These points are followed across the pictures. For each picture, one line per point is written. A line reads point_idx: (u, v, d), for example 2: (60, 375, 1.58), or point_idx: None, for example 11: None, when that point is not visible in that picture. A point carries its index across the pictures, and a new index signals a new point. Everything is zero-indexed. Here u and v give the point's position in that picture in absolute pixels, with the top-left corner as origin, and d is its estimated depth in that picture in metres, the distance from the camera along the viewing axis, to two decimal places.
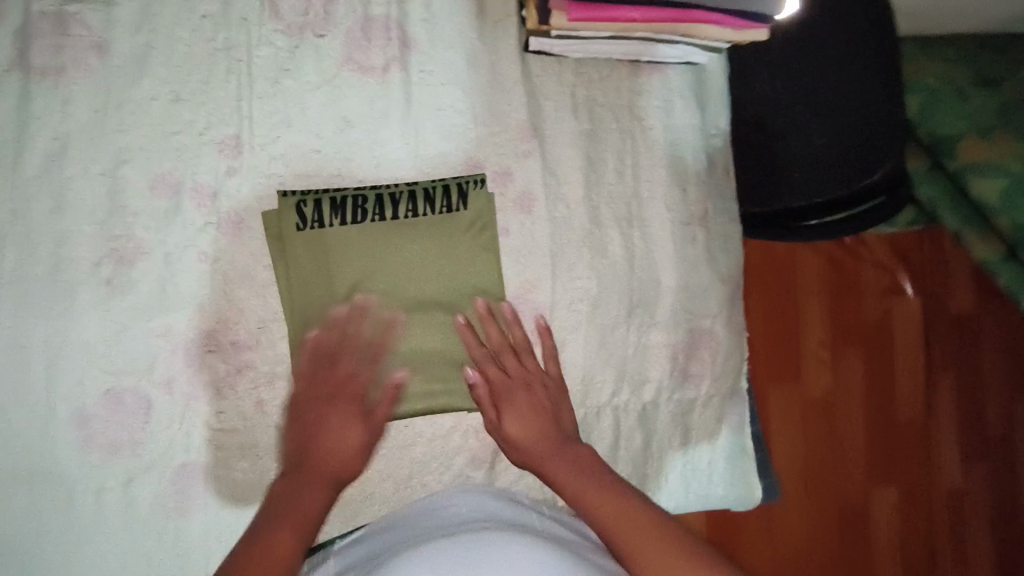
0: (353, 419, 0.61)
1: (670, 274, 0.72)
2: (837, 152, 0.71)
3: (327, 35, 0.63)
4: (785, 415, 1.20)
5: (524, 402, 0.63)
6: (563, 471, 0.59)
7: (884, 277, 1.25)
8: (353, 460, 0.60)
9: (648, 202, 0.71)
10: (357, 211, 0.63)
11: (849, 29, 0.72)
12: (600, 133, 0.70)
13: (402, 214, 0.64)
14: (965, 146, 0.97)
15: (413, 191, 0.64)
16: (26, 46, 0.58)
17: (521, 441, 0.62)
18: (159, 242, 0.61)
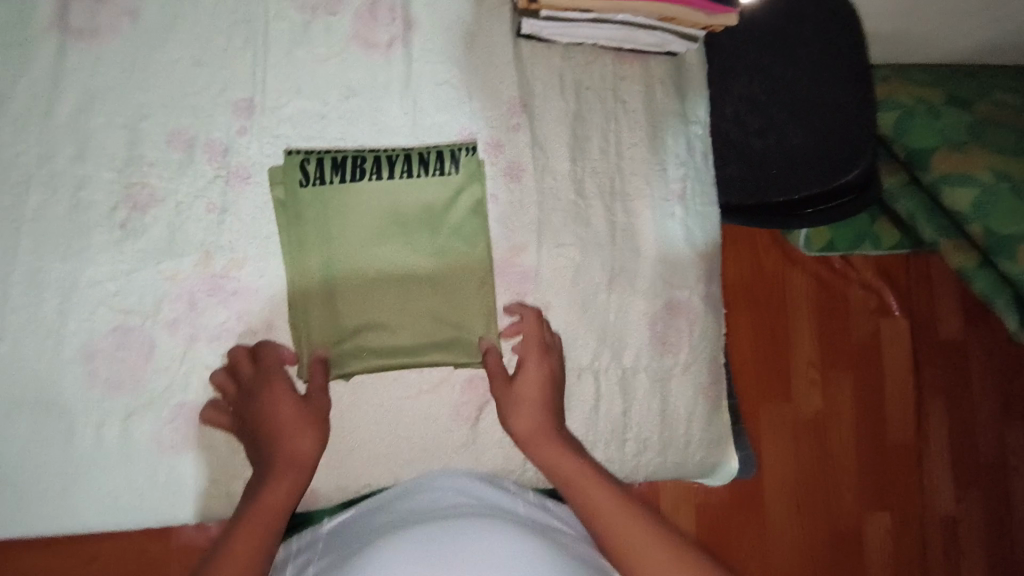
0: (288, 406, 0.61)
1: (649, 247, 0.76)
2: (812, 150, 0.73)
3: (338, 13, 0.70)
4: (774, 433, 1.23)
5: (534, 374, 0.67)
6: (572, 471, 0.61)
7: (872, 298, 1.29)
8: (303, 444, 0.60)
9: (629, 178, 0.76)
10: (356, 170, 0.67)
11: (824, 38, 0.74)
12: (585, 113, 0.76)
13: (398, 175, 0.68)
14: (936, 157, 0.97)
15: (409, 155, 0.69)
16: (65, 10, 0.64)
17: (529, 436, 0.64)
18: (172, 191, 0.65)
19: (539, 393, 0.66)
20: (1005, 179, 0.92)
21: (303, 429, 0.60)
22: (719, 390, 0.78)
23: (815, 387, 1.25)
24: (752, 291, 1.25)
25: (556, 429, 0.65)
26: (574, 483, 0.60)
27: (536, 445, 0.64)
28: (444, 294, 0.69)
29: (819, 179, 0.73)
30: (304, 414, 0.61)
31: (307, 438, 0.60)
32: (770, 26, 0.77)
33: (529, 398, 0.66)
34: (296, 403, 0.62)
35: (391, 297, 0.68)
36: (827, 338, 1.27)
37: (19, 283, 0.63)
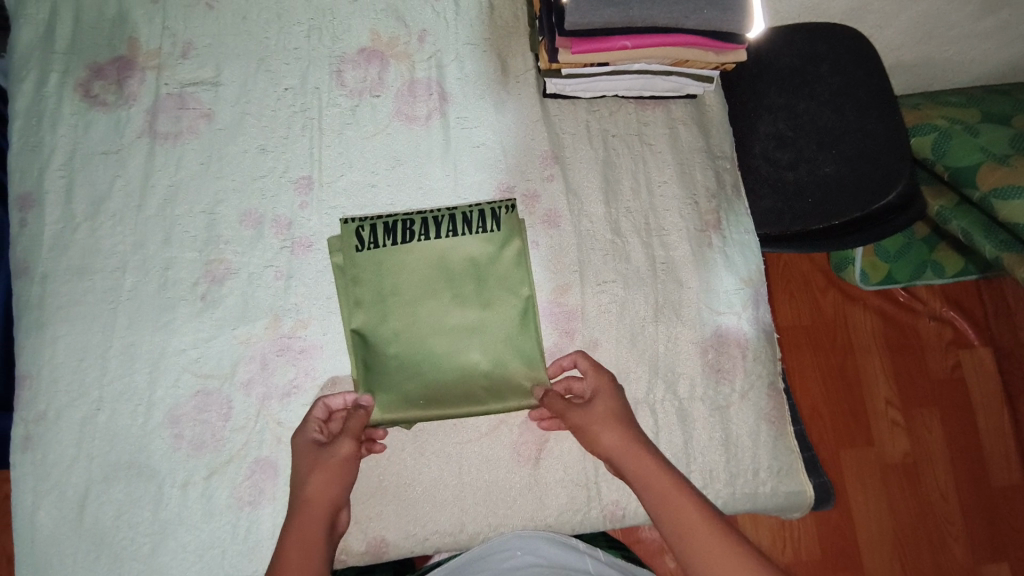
0: (308, 457, 0.64)
1: (691, 277, 0.78)
2: (844, 175, 0.75)
3: (381, 95, 0.78)
4: (862, 482, 1.16)
5: (608, 400, 0.67)
6: (664, 485, 0.59)
7: (945, 329, 1.24)
8: (318, 485, 0.62)
9: (663, 214, 0.79)
10: (406, 233, 0.73)
11: (842, 74, 0.79)
12: (614, 159, 0.80)
13: (444, 234, 0.73)
14: (982, 172, 0.95)
15: (453, 215, 0.74)
16: (153, 119, 0.74)
17: (610, 448, 0.63)
18: (245, 263, 0.72)
19: (615, 413, 0.66)
20: None
21: (318, 472, 0.63)
22: (782, 414, 0.76)
23: (899, 429, 1.19)
24: (813, 332, 1.22)
25: (644, 444, 0.63)
26: (663, 495, 0.59)
27: (627, 460, 0.62)
28: (494, 346, 0.72)
29: (856, 204, 0.73)
30: (321, 458, 0.64)
31: (322, 479, 0.63)
32: (786, 70, 0.82)
33: (609, 416, 0.65)
34: (314, 452, 0.64)
35: (445, 352, 0.71)
36: (902, 374, 1.21)
37: (114, 355, 0.69)
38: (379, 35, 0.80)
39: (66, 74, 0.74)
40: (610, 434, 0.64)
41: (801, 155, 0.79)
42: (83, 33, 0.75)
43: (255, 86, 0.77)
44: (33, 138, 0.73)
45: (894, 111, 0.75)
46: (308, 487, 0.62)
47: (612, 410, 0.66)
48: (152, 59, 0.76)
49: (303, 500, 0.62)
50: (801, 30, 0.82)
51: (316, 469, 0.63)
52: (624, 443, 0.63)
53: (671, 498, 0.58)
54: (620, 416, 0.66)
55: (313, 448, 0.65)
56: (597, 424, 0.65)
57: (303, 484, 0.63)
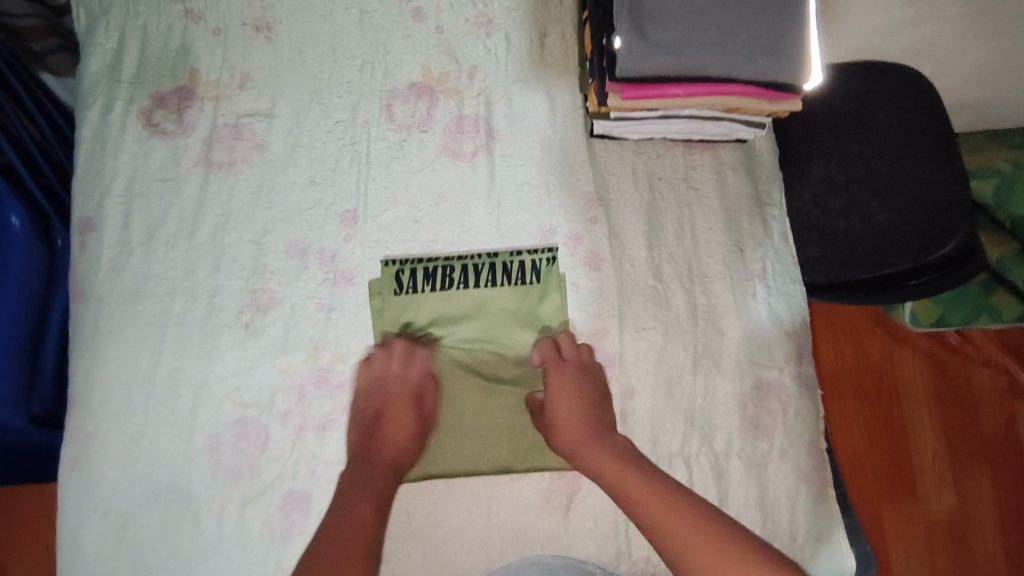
0: (407, 420, 0.69)
1: (733, 327, 0.76)
2: (902, 226, 0.74)
3: (429, 130, 0.79)
4: (905, 536, 1.12)
5: (570, 382, 0.70)
6: (623, 475, 0.64)
7: (999, 377, 1.18)
8: (409, 458, 0.69)
9: (707, 261, 0.78)
10: (445, 279, 0.74)
11: (900, 120, 0.78)
12: (659, 204, 0.79)
13: (483, 283, 0.75)
14: None
15: (494, 264, 0.75)
16: (209, 148, 0.77)
17: (591, 465, 0.66)
18: (288, 293, 0.74)
19: (570, 398, 0.70)
20: None
21: (414, 446, 0.69)
22: (823, 477, 0.73)
23: (946, 482, 1.14)
24: (857, 380, 1.18)
25: (597, 432, 0.68)
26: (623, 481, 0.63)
27: (617, 486, 0.63)
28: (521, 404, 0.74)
29: (912, 255, 0.72)
30: (419, 430, 0.70)
31: (412, 453, 0.69)
32: (842, 114, 0.81)
33: (574, 416, 0.69)
34: (415, 420, 0.70)
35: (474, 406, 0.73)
36: (951, 426, 1.16)
37: (161, 380, 0.71)
38: (430, 71, 0.81)
39: (131, 103, 0.77)
40: (574, 428, 0.68)
41: (852, 202, 0.78)
42: (147, 64, 0.78)
43: (308, 118, 0.78)
44: (97, 163, 0.75)
45: (956, 161, 0.74)
46: (400, 444, 0.68)
47: (569, 396, 0.70)
48: (211, 89, 0.78)
49: (394, 453, 0.68)
50: (855, 70, 0.82)
51: (414, 430, 0.69)
52: (584, 437, 0.68)
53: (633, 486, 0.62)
54: (584, 408, 0.70)
55: (413, 410, 0.70)
56: (561, 424, 0.69)
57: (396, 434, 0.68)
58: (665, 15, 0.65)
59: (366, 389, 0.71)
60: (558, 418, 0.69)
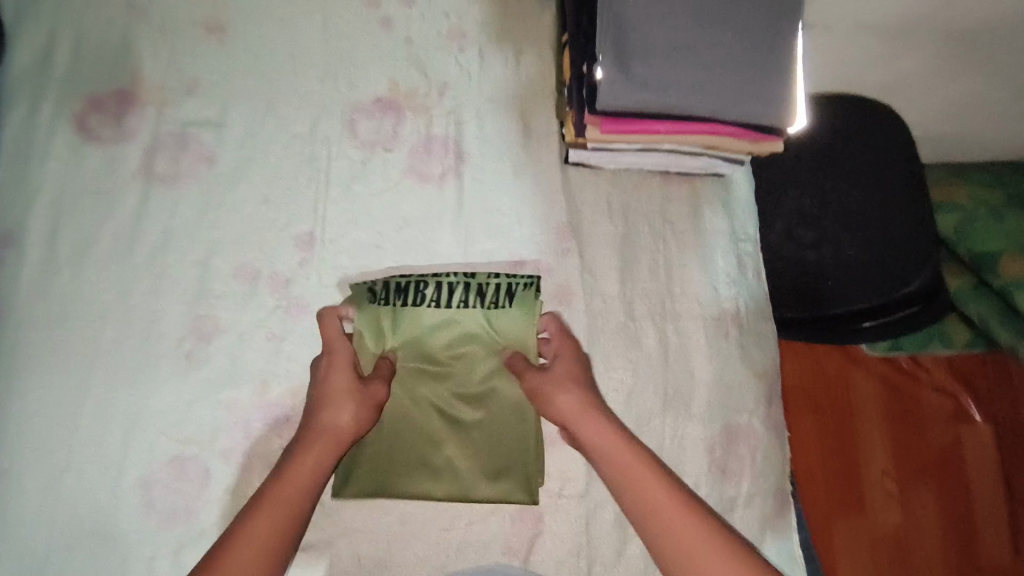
0: (344, 378, 0.62)
1: (703, 367, 0.74)
2: (870, 263, 0.79)
3: (394, 149, 0.74)
4: (852, 553, 1.13)
5: (573, 363, 0.66)
6: (626, 460, 0.58)
7: (949, 401, 1.20)
8: (345, 418, 0.60)
9: (680, 298, 0.75)
10: (417, 295, 0.68)
11: (872, 158, 0.83)
12: (633, 237, 0.76)
13: (456, 303, 0.68)
14: (1006, 262, 1.07)
15: (469, 284, 0.69)
16: (151, 159, 0.70)
17: (590, 439, 0.60)
18: (235, 321, 0.68)
19: (572, 374, 0.64)
20: None
21: (347, 403, 0.61)
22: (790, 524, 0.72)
23: (893, 501, 1.15)
24: (817, 398, 1.19)
25: (599, 407, 0.62)
26: (625, 468, 0.58)
27: (620, 468, 0.58)
28: (466, 435, 0.68)
29: (878, 292, 0.78)
30: (359, 390, 0.62)
31: (349, 413, 0.61)
32: (818, 148, 0.85)
33: (574, 387, 0.63)
34: (352, 380, 0.62)
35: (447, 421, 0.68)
36: (900, 446, 1.18)
37: (87, 416, 0.64)
38: (397, 85, 0.76)
39: (62, 105, 0.70)
40: (575, 403, 0.62)
41: (825, 235, 0.81)
42: (81, 62, 0.71)
43: (262, 130, 0.73)
44: (22, 172, 0.68)
45: (919, 203, 0.81)
46: (334, 415, 0.60)
47: (571, 371, 0.65)
48: (155, 93, 0.71)
49: (324, 425, 0.60)
50: (835, 103, 0.87)
51: (351, 398, 0.61)
52: (585, 406, 0.62)
53: (635, 473, 0.57)
54: (581, 378, 0.64)
55: (355, 379, 0.62)
56: (553, 398, 0.62)
57: (324, 409, 0.60)
58: (650, 52, 0.62)
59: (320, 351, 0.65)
60: (553, 387, 0.63)
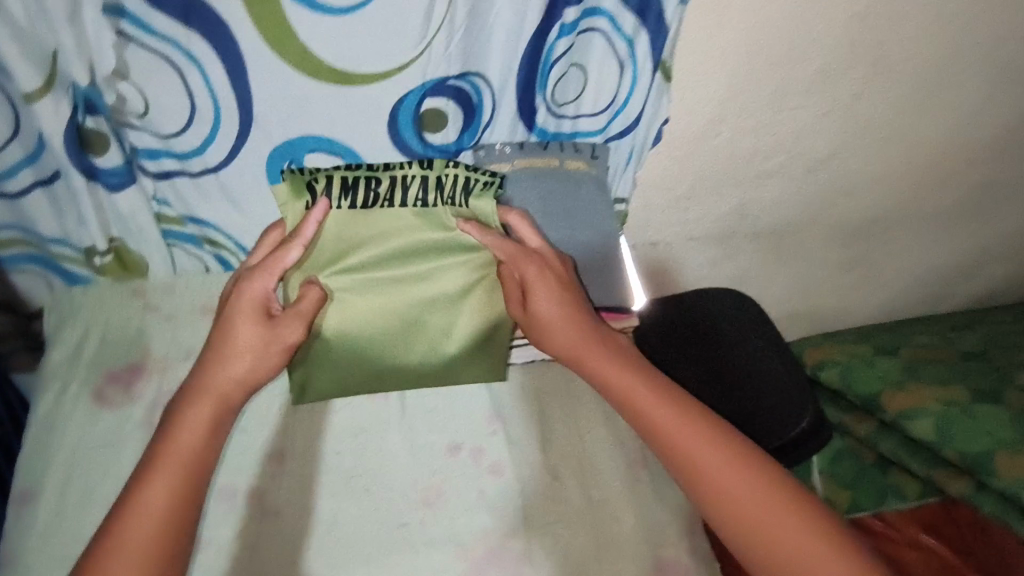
0: (252, 331, 0.75)
1: (627, 511, 0.85)
2: (759, 411, 0.93)
3: None
4: None
5: (550, 286, 0.81)
6: (659, 417, 0.73)
7: (931, 556, 1.23)
8: (245, 343, 0.75)
9: (595, 455, 0.90)
10: (368, 191, 0.79)
11: (738, 326, 1.00)
12: (547, 413, 0.93)
13: (411, 199, 0.81)
14: (887, 397, 1.26)
15: (424, 177, 0.81)
16: (151, 413, 0.88)
17: (606, 378, 0.78)
18: (215, 536, 0.80)
19: (553, 314, 0.80)
20: (951, 406, 1.19)
21: (244, 355, 0.75)
22: None
23: None
24: None
25: (600, 351, 0.79)
26: (665, 424, 0.72)
27: (664, 434, 0.72)
28: (415, 334, 0.87)
29: (775, 433, 0.91)
30: (269, 341, 0.76)
31: (245, 364, 0.75)
32: (692, 328, 1.03)
33: (569, 338, 0.80)
34: (258, 337, 0.75)
35: (405, 333, 0.87)
36: None
37: None
38: None
39: (85, 382, 0.89)
40: (568, 339, 0.80)
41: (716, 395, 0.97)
42: (104, 349, 0.93)
43: None
44: (45, 440, 0.85)
45: (787, 353, 0.96)
46: (230, 361, 0.74)
47: (558, 310, 0.80)
48: (159, 362, 0.92)
49: (220, 377, 0.74)
50: (700, 293, 1.06)
51: (246, 350, 0.75)
52: (584, 348, 0.80)
53: (676, 426, 0.72)
54: (570, 318, 0.80)
55: (263, 323, 0.76)
56: (545, 317, 0.81)
57: (220, 367, 0.74)
58: None
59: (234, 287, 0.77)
60: (529, 263, 0.81)
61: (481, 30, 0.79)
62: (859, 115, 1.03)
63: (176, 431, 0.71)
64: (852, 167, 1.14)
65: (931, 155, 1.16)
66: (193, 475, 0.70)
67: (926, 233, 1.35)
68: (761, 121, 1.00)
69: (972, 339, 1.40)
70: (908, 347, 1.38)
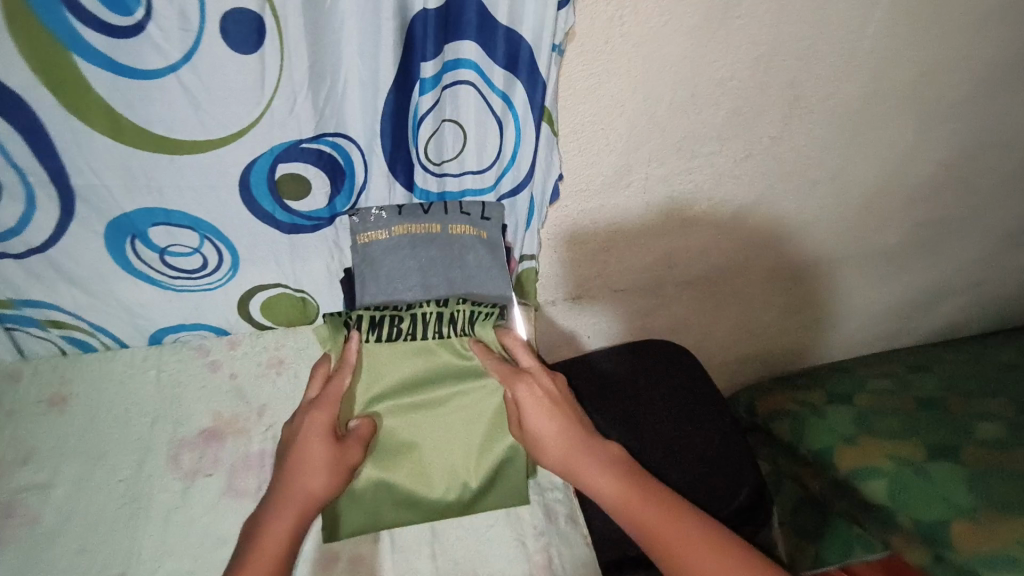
0: (321, 448, 0.74)
1: None
2: None
3: (213, 472, 0.83)
4: None
5: (543, 401, 0.80)
6: (661, 529, 0.71)
7: None
8: (314, 467, 0.73)
9: (492, 558, 0.75)
10: (393, 329, 0.81)
11: None
12: (440, 506, 0.80)
13: (429, 332, 0.83)
14: (840, 451, 1.17)
15: (441, 314, 0.83)
16: None
17: (602, 489, 0.76)
18: None
19: (550, 430, 0.79)
20: (905, 466, 1.09)
21: (318, 471, 0.73)
22: None
23: None
24: None
25: (597, 464, 0.77)
26: (668, 536, 0.71)
27: (665, 546, 0.70)
28: (435, 472, 0.81)
29: None
30: (337, 459, 0.74)
31: (320, 481, 0.72)
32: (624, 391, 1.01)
33: (565, 451, 0.78)
34: (331, 452, 0.74)
35: (428, 465, 0.82)
36: None
37: None
38: (220, 415, 0.88)
39: None
40: (564, 454, 0.78)
41: None
42: None
43: (90, 480, 0.81)
44: None
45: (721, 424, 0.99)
46: (307, 481, 0.72)
47: (554, 424, 0.79)
48: None
49: (301, 493, 0.71)
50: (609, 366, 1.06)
51: (324, 469, 0.73)
52: (578, 460, 0.78)
53: (678, 535, 0.71)
54: (563, 431, 0.79)
55: (332, 444, 0.75)
56: (542, 434, 0.79)
57: (302, 481, 0.72)
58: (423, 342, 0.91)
59: (297, 421, 0.77)
60: (521, 382, 0.81)
61: (332, 87, 0.69)
62: (784, 156, 0.95)
63: (260, 535, 0.68)
64: (785, 210, 1.05)
65: (869, 194, 1.07)
66: (284, 571, 0.67)
67: (875, 273, 1.27)
68: (675, 169, 0.91)
69: (930, 383, 1.29)
70: (862, 394, 1.27)
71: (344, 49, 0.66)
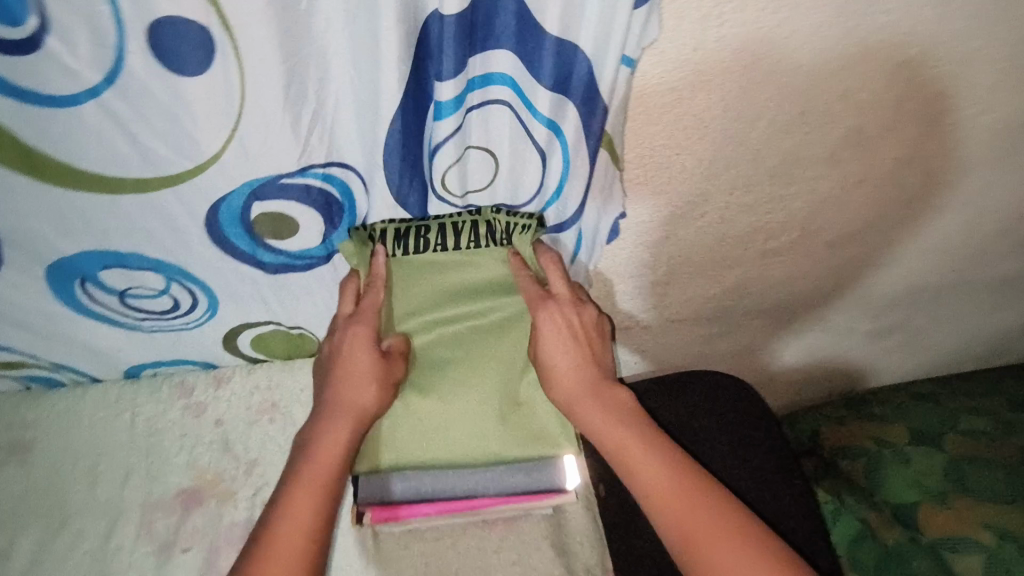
0: (365, 356, 0.63)
1: None
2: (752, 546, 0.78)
3: (190, 547, 0.71)
4: None
5: (572, 334, 0.65)
6: (682, 502, 0.57)
7: None
8: (360, 372, 0.63)
9: None
10: (420, 241, 0.64)
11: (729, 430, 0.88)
12: None
13: (462, 245, 0.65)
14: (924, 513, 0.92)
15: (477, 222, 0.64)
16: None
17: (621, 448, 0.61)
18: None
19: (573, 365, 0.65)
20: (1010, 540, 0.83)
21: (363, 377, 0.63)
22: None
23: None
24: None
25: (622, 416, 0.63)
26: (690, 512, 0.57)
27: (682, 526, 0.56)
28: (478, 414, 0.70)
29: None
30: (381, 371, 0.64)
31: (365, 384, 0.63)
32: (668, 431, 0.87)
33: (584, 392, 0.64)
34: (372, 363, 0.63)
35: (471, 393, 0.70)
36: None
37: None
38: (202, 471, 0.76)
39: None
40: (583, 394, 0.64)
41: None
42: None
43: (53, 550, 0.71)
44: None
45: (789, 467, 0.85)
46: (355, 395, 0.63)
47: (577, 359, 0.65)
48: None
49: (346, 402, 0.62)
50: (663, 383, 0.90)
51: (371, 380, 0.63)
52: (596, 407, 0.63)
53: (700, 513, 0.56)
54: (587, 369, 0.65)
55: (377, 355, 0.63)
56: (561, 366, 0.65)
57: (350, 389, 0.63)
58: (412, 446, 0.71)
59: (336, 325, 0.65)
60: (552, 308, 0.64)
61: (320, 106, 0.51)
62: (904, 183, 0.74)
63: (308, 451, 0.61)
64: (896, 238, 0.83)
65: (1001, 220, 0.86)
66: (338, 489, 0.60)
67: (989, 300, 1.05)
68: (763, 197, 0.71)
69: None
70: (952, 434, 0.99)
71: (333, 65, 0.48)
